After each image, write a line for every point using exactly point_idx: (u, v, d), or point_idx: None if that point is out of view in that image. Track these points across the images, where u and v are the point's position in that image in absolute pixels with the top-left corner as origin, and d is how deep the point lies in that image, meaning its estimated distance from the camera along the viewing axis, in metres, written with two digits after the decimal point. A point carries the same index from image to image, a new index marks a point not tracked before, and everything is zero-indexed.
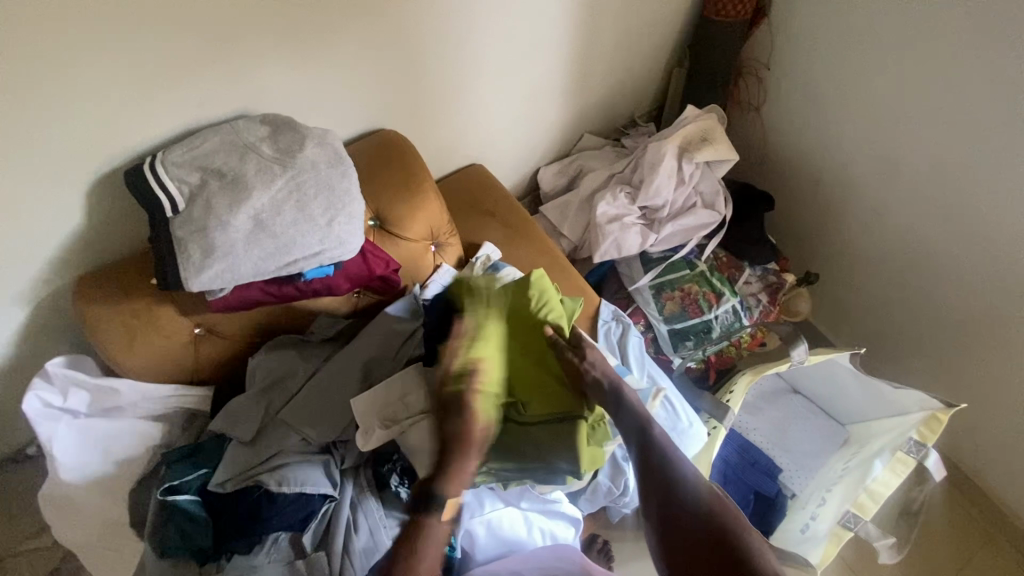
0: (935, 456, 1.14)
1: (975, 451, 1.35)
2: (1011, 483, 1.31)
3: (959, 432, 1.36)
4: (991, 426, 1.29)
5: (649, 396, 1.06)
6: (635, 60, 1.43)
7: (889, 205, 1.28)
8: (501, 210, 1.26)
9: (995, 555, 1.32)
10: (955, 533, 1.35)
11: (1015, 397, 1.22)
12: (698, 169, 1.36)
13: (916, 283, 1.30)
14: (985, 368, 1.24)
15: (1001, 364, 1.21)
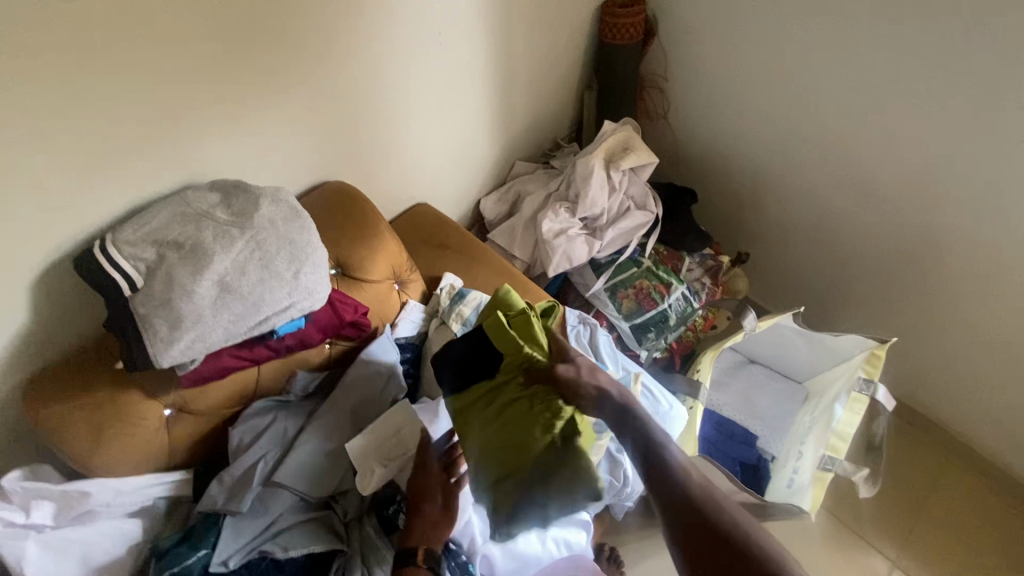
0: (884, 388, 1.23)
1: (913, 383, 1.51)
2: (946, 405, 1.47)
3: (896, 370, 1.52)
4: (919, 357, 1.46)
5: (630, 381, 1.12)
6: (550, 88, 1.56)
7: (792, 180, 1.46)
8: (454, 241, 1.31)
9: (951, 471, 1.47)
10: (915, 461, 1.50)
11: (932, 325, 1.39)
12: (625, 175, 1.48)
13: (830, 243, 1.47)
14: (902, 306, 1.42)
15: (914, 299, 1.39)
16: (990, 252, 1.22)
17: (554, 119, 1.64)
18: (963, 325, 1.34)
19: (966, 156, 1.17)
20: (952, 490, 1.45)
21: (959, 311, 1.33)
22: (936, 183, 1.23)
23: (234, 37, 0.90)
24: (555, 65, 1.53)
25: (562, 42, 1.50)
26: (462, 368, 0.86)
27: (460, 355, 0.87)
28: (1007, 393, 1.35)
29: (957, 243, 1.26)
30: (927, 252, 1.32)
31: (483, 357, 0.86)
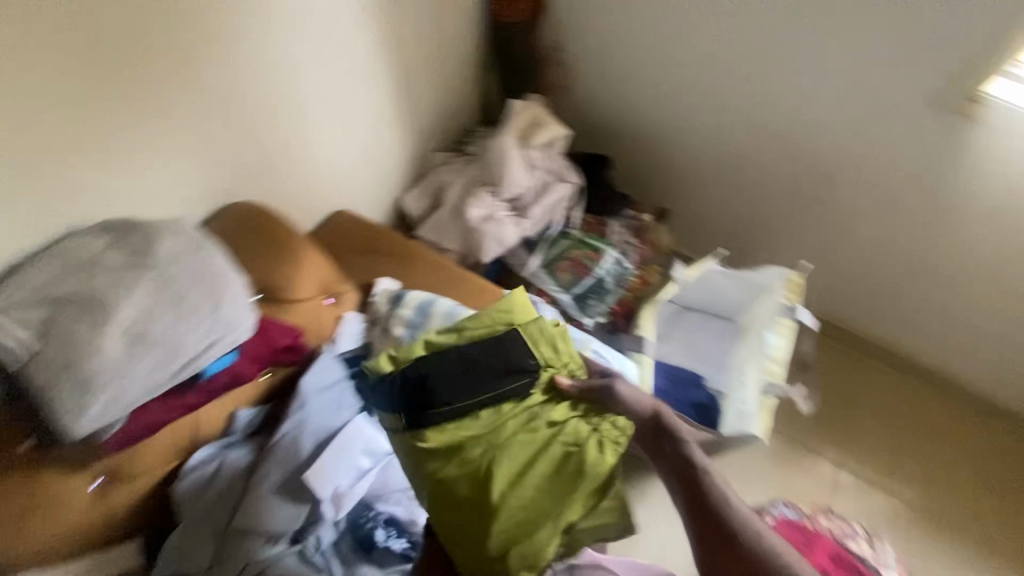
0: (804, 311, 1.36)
1: (828, 301, 1.66)
2: (858, 315, 1.64)
3: (812, 292, 1.66)
4: (830, 277, 1.61)
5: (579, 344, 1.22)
6: (454, 73, 1.54)
7: (696, 131, 1.54)
8: (380, 243, 1.28)
9: (871, 372, 1.65)
10: (843, 371, 1.65)
11: (835, 245, 1.54)
12: (541, 151, 1.50)
13: (739, 185, 1.58)
14: (807, 233, 1.56)
15: (817, 225, 1.53)
16: (871, 170, 1.38)
17: (462, 103, 1.62)
18: (856, 242, 1.50)
19: (839, 87, 1.30)
20: (873, 388, 1.63)
21: (855, 228, 1.48)
22: (820, 115, 1.36)
23: (110, 59, 0.82)
24: (454, 50, 1.50)
25: (457, 25, 1.48)
26: (495, 373, 0.90)
27: (495, 363, 0.90)
28: (900, 295, 1.54)
29: (842, 168, 1.41)
30: (820, 179, 1.45)
31: (510, 364, 0.90)
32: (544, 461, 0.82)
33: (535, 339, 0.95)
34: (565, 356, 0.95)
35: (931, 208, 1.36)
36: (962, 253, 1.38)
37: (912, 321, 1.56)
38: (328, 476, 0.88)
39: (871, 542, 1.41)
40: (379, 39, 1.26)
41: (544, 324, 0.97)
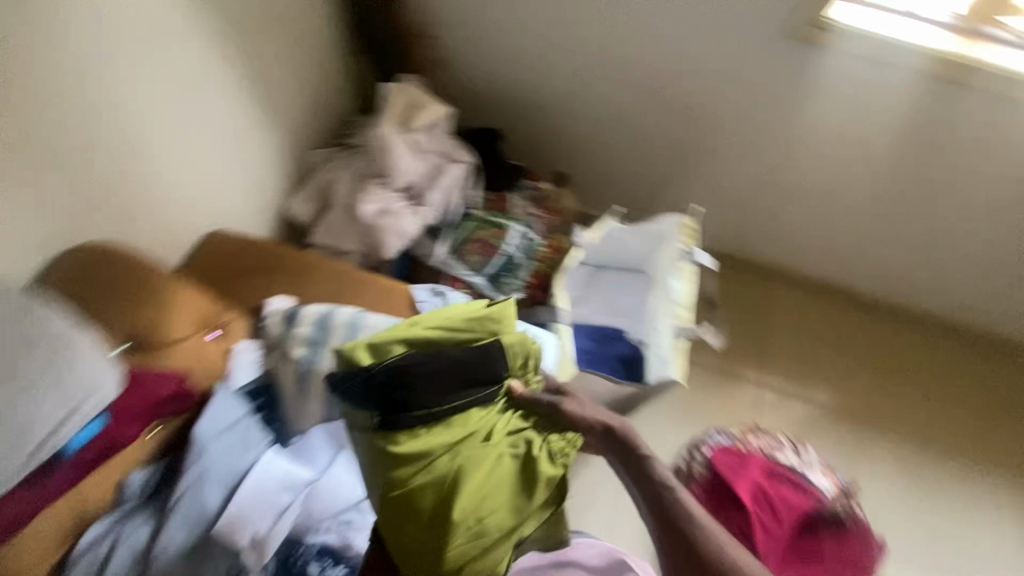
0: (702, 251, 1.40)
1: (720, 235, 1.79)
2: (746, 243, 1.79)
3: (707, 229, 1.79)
4: (720, 211, 1.74)
5: None
6: (318, 63, 1.45)
7: (576, 92, 1.57)
8: (266, 260, 1.19)
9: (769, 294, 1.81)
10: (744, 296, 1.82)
11: (717, 182, 1.66)
12: (424, 134, 1.43)
13: (624, 139, 1.64)
14: (694, 175, 1.66)
15: (700, 166, 1.63)
16: (737, 107, 1.48)
17: (334, 93, 1.54)
18: (730, 175, 1.63)
19: (694, 32, 1.38)
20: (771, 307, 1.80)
21: (733, 164, 1.60)
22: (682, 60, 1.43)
23: None
24: (314, 39, 1.41)
25: (312, 11, 1.39)
26: (462, 381, 0.88)
27: (466, 372, 0.88)
28: (774, 216, 1.69)
29: (710, 108, 1.50)
30: (693, 122, 1.54)
31: (477, 376, 0.89)
32: (504, 473, 0.86)
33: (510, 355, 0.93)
34: (530, 370, 0.95)
35: (787, 134, 1.50)
36: (815, 172, 1.55)
37: (788, 240, 1.73)
38: (245, 525, 0.83)
39: (796, 448, 1.62)
40: (225, 39, 1.16)
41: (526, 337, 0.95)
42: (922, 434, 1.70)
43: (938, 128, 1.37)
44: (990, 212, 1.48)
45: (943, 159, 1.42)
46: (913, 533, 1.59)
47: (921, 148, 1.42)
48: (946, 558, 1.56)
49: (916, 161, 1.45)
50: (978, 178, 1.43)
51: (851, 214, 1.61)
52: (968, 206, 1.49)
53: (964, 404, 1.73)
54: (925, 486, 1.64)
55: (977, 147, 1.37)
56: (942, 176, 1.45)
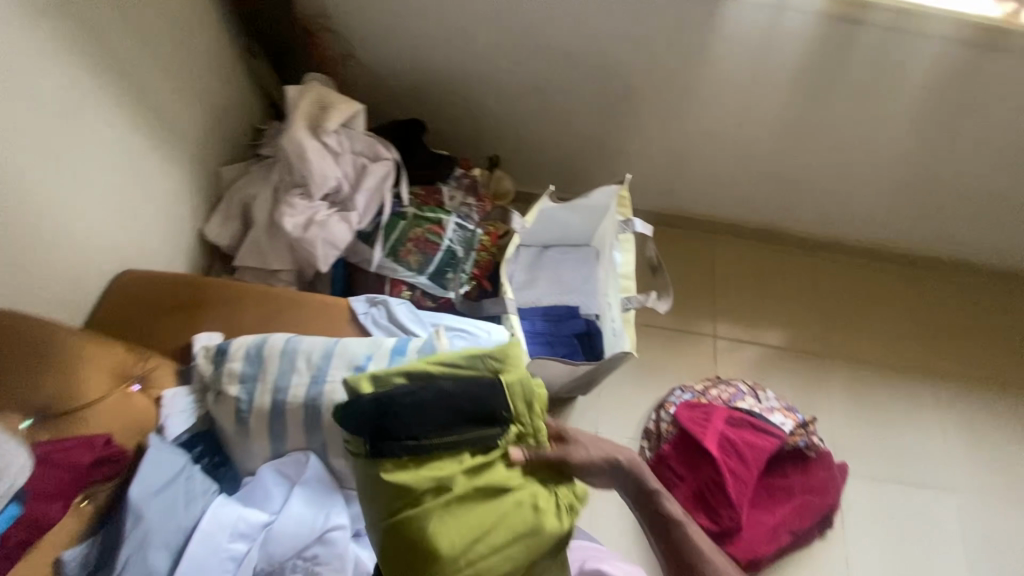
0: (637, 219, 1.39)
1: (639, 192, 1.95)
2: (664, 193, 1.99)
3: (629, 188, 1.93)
4: (639, 168, 1.87)
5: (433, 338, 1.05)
6: (219, 73, 1.37)
7: (492, 70, 1.61)
8: (185, 295, 1.10)
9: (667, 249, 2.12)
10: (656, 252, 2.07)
11: (634, 141, 1.79)
12: (339, 135, 1.36)
13: (542, 112, 1.71)
14: (613, 138, 1.77)
15: (617, 129, 1.75)
16: (643, 67, 1.60)
17: (236, 102, 1.46)
18: (656, 136, 1.77)
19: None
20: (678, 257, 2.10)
21: (645, 123, 1.73)
22: (591, 26, 1.51)
23: None
24: (212, 47, 1.33)
25: (205, 18, 1.30)
26: (458, 416, 0.83)
27: (464, 405, 0.84)
28: (699, 167, 1.88)
29: (621, 71, 1.61)
30: (605, 87, 1.65)
31: (474, 410, 0.84)
32: (497, 515, 0.82)
33: (512, 397, 0.87)
34: (537, 419, 0.89)
35: (705, 90, 1.65)
36: (730, 119, 1.72)
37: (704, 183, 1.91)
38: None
39: (756, 394, 1.74)
40: (133, 58, 1.10)
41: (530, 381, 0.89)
42: (814, 344, 2.06)
43: (832, 69, 1.58)
44: (883, 135, 1.74)
45: (838, 96, 1.64)
46: (846, 412, 1.95)
47: (819, 89, 1.62)
48: (854, 439, 1.92)
49: (816, 101, 1.65)
50: (871, 107, 1.66)
51: (767, 156, 1.82)
52: (864, 132, 1.73)
53: (837, 318, 2.10)
54: (823, 386, 1.98)
55: (866, 81, 1.60)
56: (840, 110, 1.68)
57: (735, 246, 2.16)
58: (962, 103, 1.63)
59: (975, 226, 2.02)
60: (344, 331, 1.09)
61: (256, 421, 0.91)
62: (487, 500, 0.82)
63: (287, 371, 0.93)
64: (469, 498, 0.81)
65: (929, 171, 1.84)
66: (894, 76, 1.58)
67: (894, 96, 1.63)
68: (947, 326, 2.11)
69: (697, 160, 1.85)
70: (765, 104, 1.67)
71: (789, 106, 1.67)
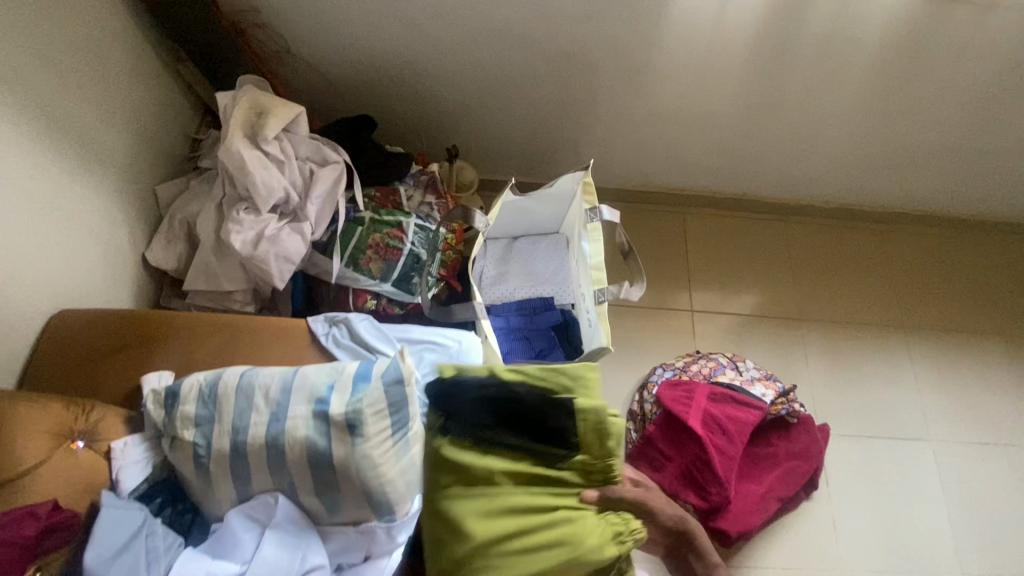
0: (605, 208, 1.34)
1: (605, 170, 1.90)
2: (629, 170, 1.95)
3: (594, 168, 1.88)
4: (602, 146, 1.82)
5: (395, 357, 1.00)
6: (143, 83, 1.26)
7: (441, 57, 1.52)
8: (128, 332, 1.02)
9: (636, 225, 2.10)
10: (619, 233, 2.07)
11: (595, 120, 1.73)
12: (282, 141, 1.27)
13: (497, 97, 1.63)
14: (573, 118, 1.71)
15: (577, 109, 1.69)
16: (599, 44, 1.53)
17: (167, 112, 1.35)
18: (617, 113, 1.72)
19: None
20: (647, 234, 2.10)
21: (605, 101, 1.67)
22: (541, 5, 1.43)
23: None
24: (131, 56, 1.21)
25: (118, 25, 1.18)
26: (528, 421, 0.85)
27: (534, 414, 0.85)
28: (664, 141, 1.83)
29: (576, 49, 1.53)
30: (561, 67, 1.57)
31: (544, 423, 0.85)
32: (545, 517, 0.81)
33: (586, 423, 0.85)
34: (611, 456, 0.85)
35: (664, 64, 1.59)
36: (692, 91, 1.67)
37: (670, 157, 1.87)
38: None
39: (736, 366, 1.75)
40: (38, 81, 0.99)
41: (607, 412, 0.86)
42: (790, 308, 2.07)
43: (790, 33, 1.53)
44: (845, 97, 1.71)
45: (797, 61, 1.60)
46: (823, 373, 1.98)
47: (777, 55, 1.58)
48: (832, 397, 1.95)
49: (776, 67, 1.62)
50: (831, 69, 1.63)
51: (731, 126, 1.79)
52: (826, 96, 1.71)
53: (810, 281, 2.11)
54: (799, 350, 2.00)
55: (825, 43, 1.56)
56: (800, 75, 1.64)
57: (705, 215, 2.14)
58: (919, 58, 1.61)
59: (940, 178, 2.03)
60: (305, 354, 1.03)
61: (218, 466, 0.85)
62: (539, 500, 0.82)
63: (245, 409, 0.87)
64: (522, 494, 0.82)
65: (891, 128, 1.83)
66: (851, 37, 1.55)
67: (853, 57, 1.60)
68: (917, 279, 2.14)
69: (661, 136, 1.81)
70: (725, 73, 1.63)
71: (749, 73, 1.63)
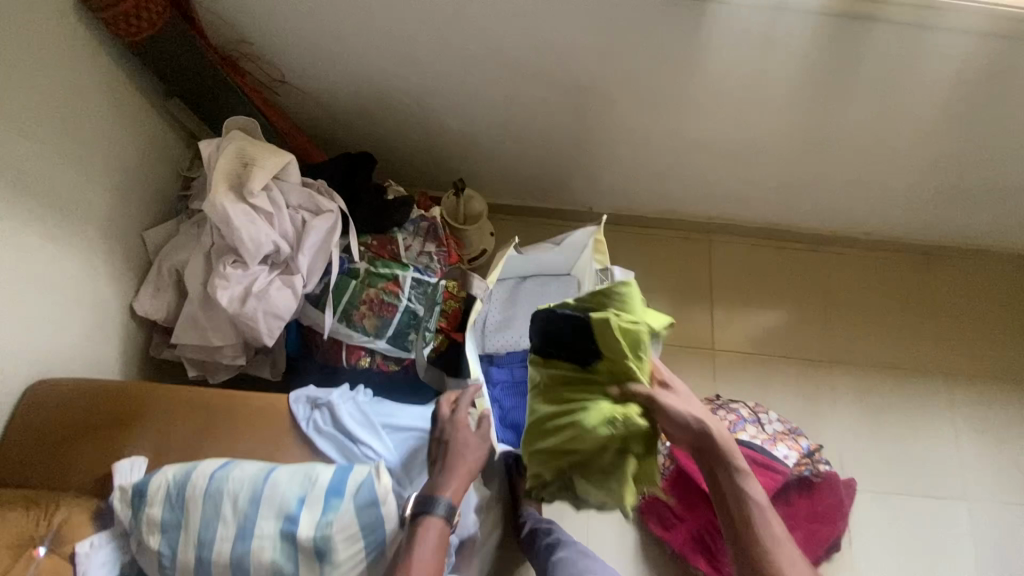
0: (617, 269, 1.28)
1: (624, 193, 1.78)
2: (652, 196, 1.81)
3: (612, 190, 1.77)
4: (621, 174, 1.69)
5: (378, 445, 0.95)
6: (124, 127, 1.18)
7: (445, 88, 1.40)
8: (103, 411, 0.98)
9: (659, 249, 1.97)
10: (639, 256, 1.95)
11: (614, 150, 1.59)
12: (271, 192, 1.18)
13: (507, 127, 1.51)
14: (589, 148, 1.58)
15: (593, 140, 1.55)
16: (619, 80, 1.36)
17: (155, 152, 1.28)
18: (637, 144, 1.56)
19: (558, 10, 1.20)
20: (671, 257, 1.96)
21: (624, 134, 1.53)
22: (552, 41, 1.27)
23: None
24: (107, 102, 1.14)
25: (94, 73, 1.10)
26: (561, 328, 1.05)
27: (565, 323, 1.04)
28: (690, 173, 1.68)
29: (592, 85, 1.38)
30: (577, 101, 1.43)
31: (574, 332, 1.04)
32: (568, 411, 1.03)
33: (605, 332, 1.01)
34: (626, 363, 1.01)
35: (691, 101, 1.42)
36: (724, 128, 1.49)
37: (696, 187, 1.72)
38: None
39: (757, 417, 1.64)
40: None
41: (622, 324, 1.01)
42: (822, 347, 1.92)
43: (844, 70, 1.32)
44: (900, 136, 1.50)
45: (847, 100, 1.39)
46: (854, 419, 1.84)
47: (824, 94, 1.38)
48: (867, 450, 1.81)
49: (821, 106, 1.41)
50: (886, 110, 1.42)
51: (766, 160, 1.61)
52: (879, 135, 1.50)
53: (843, 315, 1.95)
54: (828, 393, 1.87)
55: (883, 82, 1.34)
56: (849, 114, 1.44)
57: (733, 241, 1.99)
58: (996, 101, 1.38)
59: (1006, 213, 1.80)
60: (284, 441, 0.96)
61: None
62: (566, 397, 1.04)
63: (211, 520, 0.81)
64: (557, 395, 1.06)
65: (955, 166, 1.61)
66: (914, 79, 1.33)
67: (916, 97, 1.38)
68: (965, 317, 1.96)
69: (684, 167, 1.65)
70: (761, 111, 1.44)
71: (789, 112, 1.43)
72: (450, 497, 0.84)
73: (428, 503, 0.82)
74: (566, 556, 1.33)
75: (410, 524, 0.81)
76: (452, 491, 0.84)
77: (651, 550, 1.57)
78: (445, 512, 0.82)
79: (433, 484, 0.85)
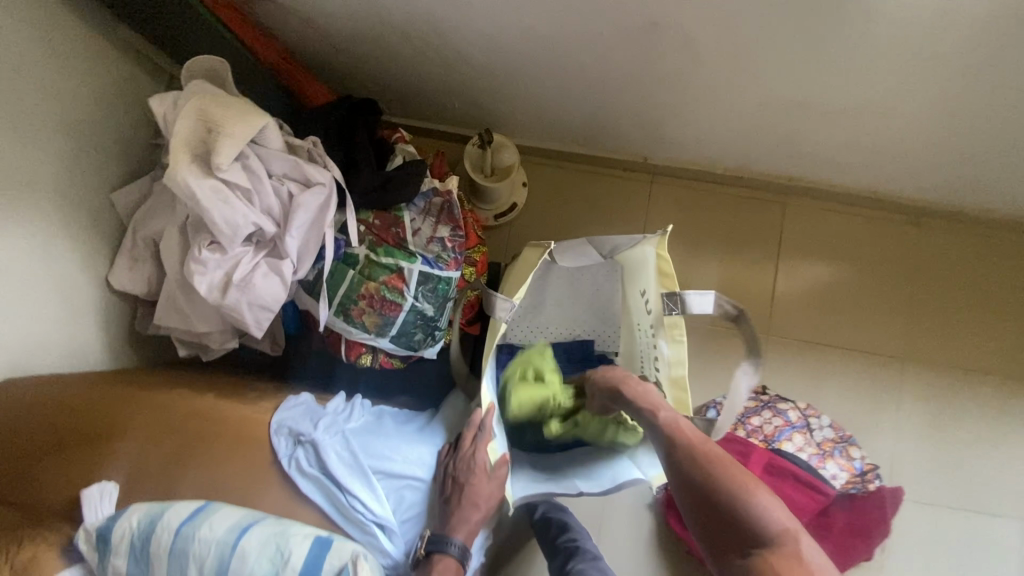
0: (692, 294, 0.98)
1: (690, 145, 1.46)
2: (725, 152, 1.47)
3: (676, 141, 1.44)
4: (690, 127, 1.36)
5: (367, 495, 0.86)
6: (65, 66, 0.94)
7: (474, 18, 1.06)
8: (70, 424, 0.87)
9: (723, 211, 1.66)
10: (698, 217, 1.65)
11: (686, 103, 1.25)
12: (245, 163, 0.96)
13: (552, 67, 1.18)
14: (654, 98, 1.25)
15: (661, 90, 1.21)
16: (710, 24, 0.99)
17: (115, 92, 1.04)
18: (719, 94, 1.20)
19: None
20: (737, 220, 1.66)
21: (705, 85, 1.18)
22: None
23: None
24: (38, 37, 0.88)
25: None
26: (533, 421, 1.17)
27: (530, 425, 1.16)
28: (780, 134, 1.33)
29: (673, 27, 1.01)
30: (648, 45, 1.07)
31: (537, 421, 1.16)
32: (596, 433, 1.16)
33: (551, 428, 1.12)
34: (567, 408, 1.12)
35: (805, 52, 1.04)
36: (842, 89, 1.12)
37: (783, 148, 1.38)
38: None
39: (807, 421, 1.46)
40: None
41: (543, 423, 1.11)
42: (903, 342, 1.65)
43: None
44: None
45: None
46: (922, 419, 1.64)
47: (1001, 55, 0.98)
48: (928, 455, 1.63)
49: (1000, 70, 1.00)
50: None
51: (888, 129, 1.24)
52: None
53: (937, 305, 1.65)
54: (894, 392, 1.64)
55: None
56: None
57: (815, 206, 1.66)
58: None
59: None
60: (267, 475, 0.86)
61: None
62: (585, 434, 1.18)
63: None
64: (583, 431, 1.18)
65: None
66: None
67: None
68: None
69: (777, 123, 1.29)
70: (905, 73, 1.04)
71: (945, 75, 1.03)
72: (464, 538, 0.87)
73: (442, 540, 0.85)
74: (583, 569, 1.22)
75: (424, 562, 0.85)
76: (465, 533, 0.87)
77: (664, 542, 1.51)
78: (457, 551, 0.85)
79: (449, 516, 0.88)
